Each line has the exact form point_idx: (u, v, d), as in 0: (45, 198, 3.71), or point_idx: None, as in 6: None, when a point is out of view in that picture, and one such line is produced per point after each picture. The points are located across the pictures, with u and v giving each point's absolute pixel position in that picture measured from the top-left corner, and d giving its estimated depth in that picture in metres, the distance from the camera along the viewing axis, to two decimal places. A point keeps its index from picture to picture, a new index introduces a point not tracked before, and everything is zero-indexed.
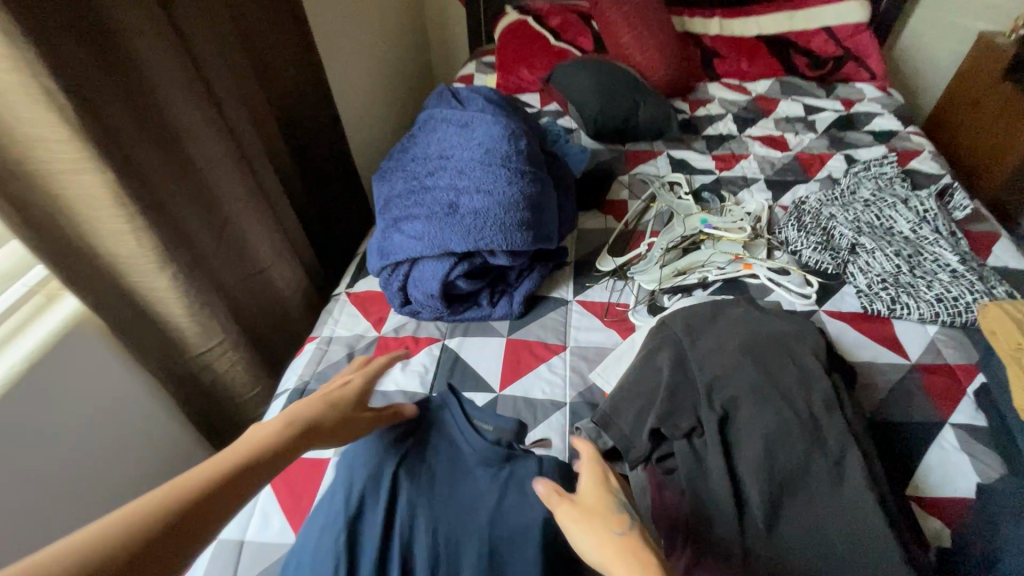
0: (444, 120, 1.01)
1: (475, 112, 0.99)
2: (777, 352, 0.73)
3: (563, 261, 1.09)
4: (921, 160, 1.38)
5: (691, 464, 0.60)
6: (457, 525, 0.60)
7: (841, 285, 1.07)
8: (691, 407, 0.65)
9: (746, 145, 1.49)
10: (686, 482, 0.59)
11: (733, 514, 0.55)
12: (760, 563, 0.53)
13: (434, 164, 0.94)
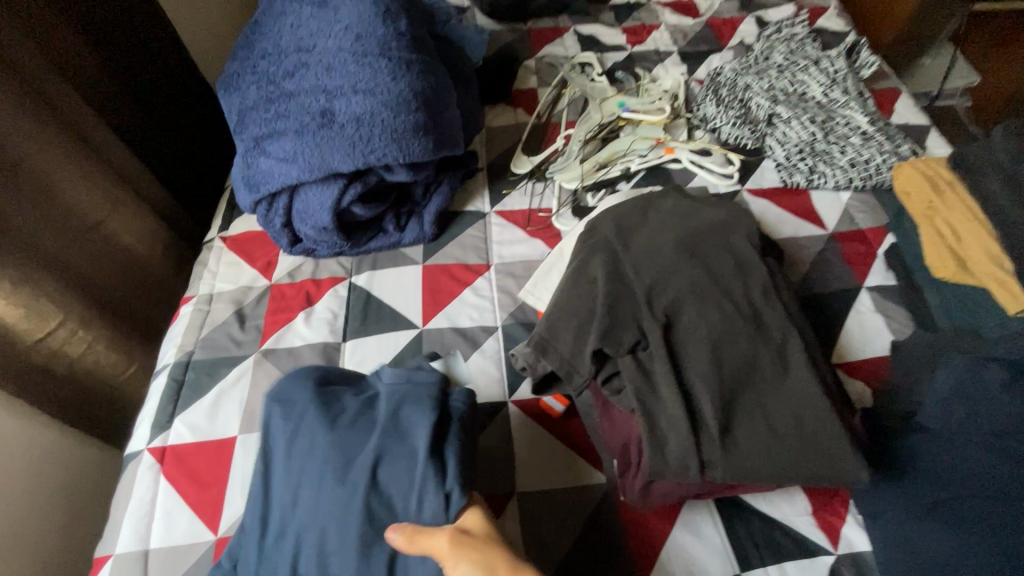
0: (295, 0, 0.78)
1: None
2: (715, 244, 0.67)
3: (474, 167, 0.96)
4: (828, 16, 1.32)
5: (641, 381, 0.56)
6: (346, 457, 0.51)
7: (760, 161, 1.04)
8: (634, 319, 0.60)
9: (657, 13, 1.36)
10: (639, 400, 0.55)
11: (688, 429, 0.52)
12: (718, 472, 0.52)
13: (292, 61, 0.74)
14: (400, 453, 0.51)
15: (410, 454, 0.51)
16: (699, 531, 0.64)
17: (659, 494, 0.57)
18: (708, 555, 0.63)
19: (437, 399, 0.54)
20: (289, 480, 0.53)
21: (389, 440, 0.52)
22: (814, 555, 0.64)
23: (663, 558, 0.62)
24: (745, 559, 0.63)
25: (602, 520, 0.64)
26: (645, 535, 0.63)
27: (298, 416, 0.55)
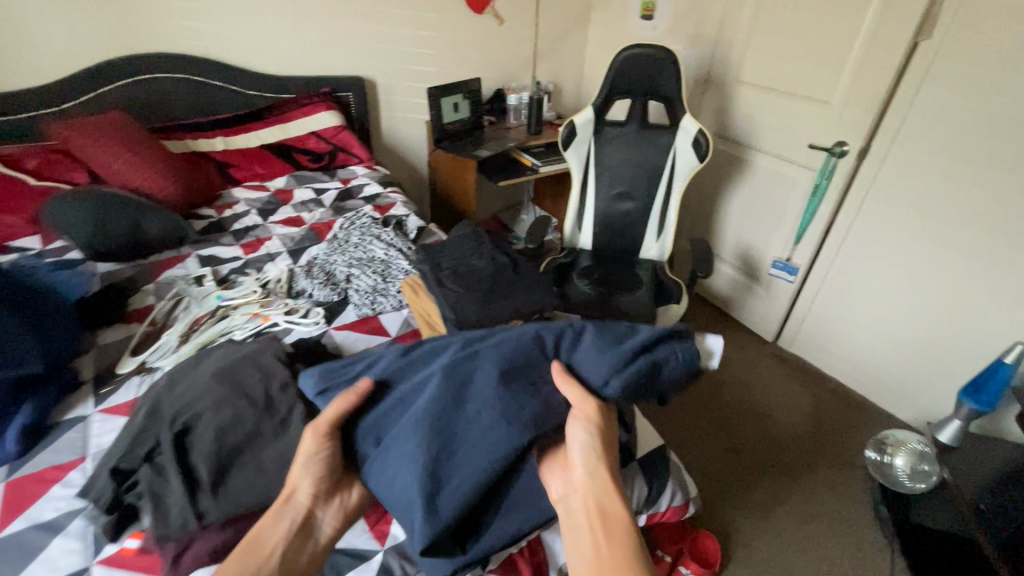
0: None
1: None
2: (245, 368, 0.94)
3: (71, 380, 1.09)
4: (395, 209, 1.95)
5: (153, 476, 0.73)
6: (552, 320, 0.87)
7: (346, 305, 1.42)
8: (157, 436, 0.79)
9: (270, 230, 1.79)
10: (148, 490, 0.71)
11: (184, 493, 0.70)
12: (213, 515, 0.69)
13: None
14: (615, 343, 0.80)
15: (603, 342, 0.81)
16: None
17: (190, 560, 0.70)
18: None
19: (674, 337, 0.81)
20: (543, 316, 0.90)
21: (615, 335, 0.81)
22: (368, 558, 0.83)
23: None
24: None
25: None
26: None
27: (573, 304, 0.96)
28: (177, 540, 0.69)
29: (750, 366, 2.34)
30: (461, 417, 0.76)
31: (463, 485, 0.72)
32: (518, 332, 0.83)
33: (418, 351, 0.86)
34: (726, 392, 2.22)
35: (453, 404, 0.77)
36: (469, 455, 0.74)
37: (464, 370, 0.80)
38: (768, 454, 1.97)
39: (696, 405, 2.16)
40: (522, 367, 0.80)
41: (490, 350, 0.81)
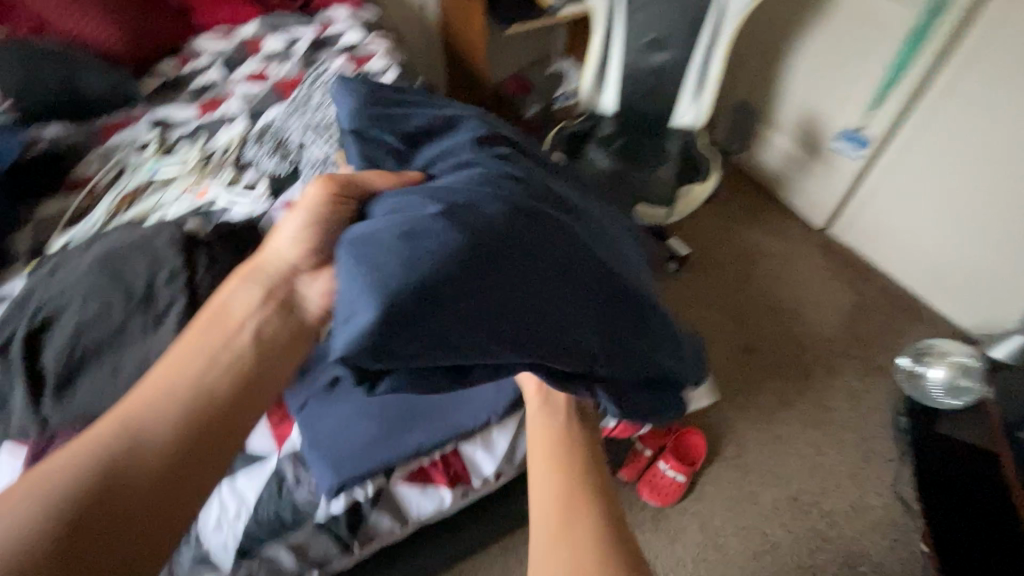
0: None
1: None
2: (131, 254, 0.82)
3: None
4: (374, 61, 1.65)
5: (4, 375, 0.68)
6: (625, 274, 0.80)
7: (296, 180, 1.25)
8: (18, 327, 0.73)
9: (230, 87, 1.58)
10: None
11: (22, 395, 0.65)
12: (56, 420, 0.65)
13: None
14: (657, 352, 0.81)
15: (648, 340, 0.79)
16: None
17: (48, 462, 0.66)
18: None
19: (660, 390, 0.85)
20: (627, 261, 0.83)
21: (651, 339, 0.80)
22: (262, 463, 0.78)
23: None
24: None
25: None
26: None
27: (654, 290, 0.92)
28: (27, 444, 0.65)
29: (787, 256, 2.03)
30: (514, 262, 0.63)
31: (479, 332, 0.59)
32: (607, 262, 0.77)
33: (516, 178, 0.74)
34: (752, 285, 1.96)
35: (517, 234, 0.64)
36: (500, 296, 0.61)
37: (547, 228, 0.69)
38: (785, 357, 1.78)
39: (717, 295, 1.94)
40: (581, 274, 0.70)
41: (579, 244, 0.72)
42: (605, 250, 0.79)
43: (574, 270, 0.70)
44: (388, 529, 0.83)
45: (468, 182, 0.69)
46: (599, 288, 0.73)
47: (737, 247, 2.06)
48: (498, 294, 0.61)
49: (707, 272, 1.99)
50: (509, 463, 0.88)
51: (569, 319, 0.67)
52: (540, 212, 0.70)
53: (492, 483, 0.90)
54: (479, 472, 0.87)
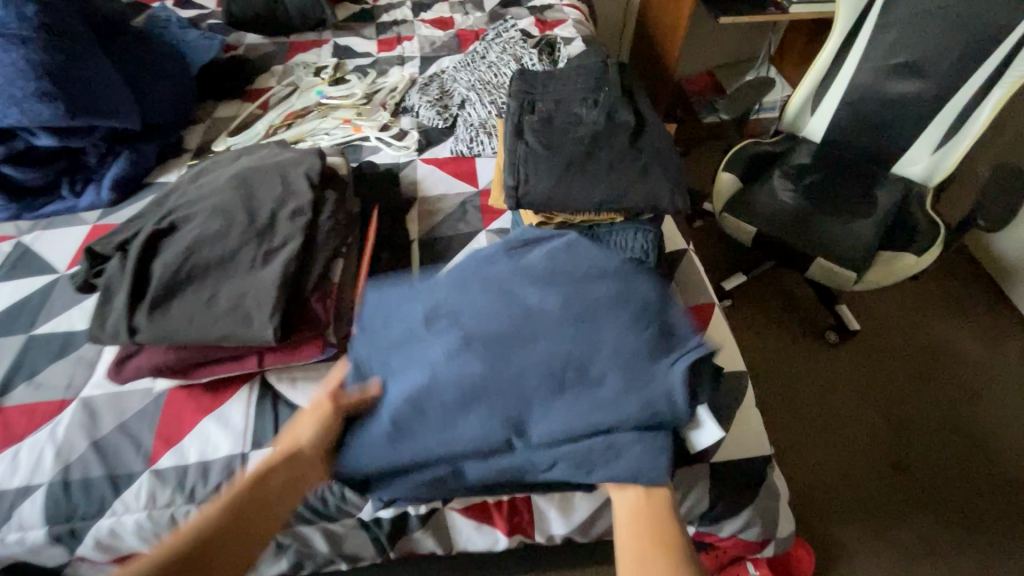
0: None
1: None
2: (267, 177, 0.79)
3: (172, 145, 1.10)
4: (562, 27, 1.50)
5: (115, 269, 0.66)
6: (559, 339, 0.62)
7: (446, 137, 1.17)
8: (145, 224, 0.71)
9: (414, 28, 1.53)
10: (103, 283, 0.65)
11: (124, 297, 0.62)
12: (144, 335, 0.61)
13: None
14: (600, 401, 0.58)
15: (589, 403, 0.58)
16: (227, 418, 0.72)
17: (134, 369, 0.65)
18: (222, 440, 0.70)
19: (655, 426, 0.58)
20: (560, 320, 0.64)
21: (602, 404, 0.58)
22: None
23: (180, 443, 0.70)
24: (259, 441, 0.70)
25: (141, 415, 0.72)
26: (172, 425, 0.71)
27: (654, 319, 0.64)
28: (119, 345, 0.64)
29: (994, 370, 1.56)
30: (420, 411, 0.60)
31: (408, 453, 0.60)
32: (547, 336, 0.62)
33: (434, 293, 0.68)
34: (933, 391, 1.53)
35: (427, 387, 0.60)
36: (405, 446, 0.59)
37: (461, 358, 0.61)
38: (956, 492, 1.36)
39: (860, 376, 1.56)
40: (500, 385, 0.60)
41: (492, 352, 0.61)
42: (557, 323, 0.63)
43: (489, 383, 0.59)
44: (429, 550, 0.75)
45: (388, 324, 0.67)
46: (517, 378, 0.60)
47: (925, 339, 1.63)
48: (407, 436, 0.59)
49: (877, 358, 1.59)
50: (582, 532, 0.74)
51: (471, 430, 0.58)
52: (459, 340, 0.62)
53: (555, 542, 0.77)
54: (546, 530, 0.73)
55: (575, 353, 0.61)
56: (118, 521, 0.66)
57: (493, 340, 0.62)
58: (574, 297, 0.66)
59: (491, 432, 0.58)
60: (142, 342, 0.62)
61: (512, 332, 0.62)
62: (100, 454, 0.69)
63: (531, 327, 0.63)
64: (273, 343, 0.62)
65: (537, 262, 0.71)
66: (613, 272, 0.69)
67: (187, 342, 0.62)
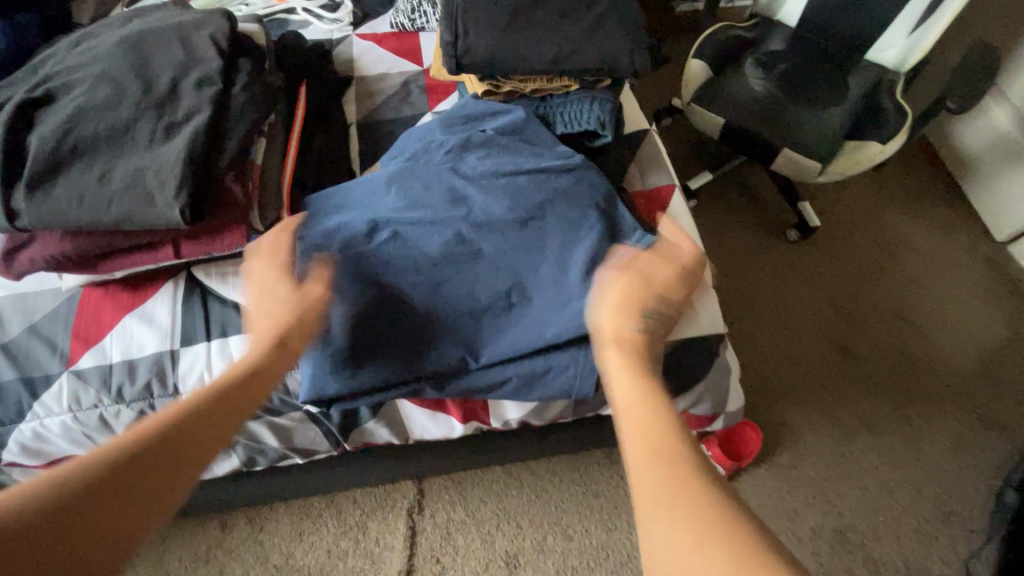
0: None
1: None
2: (164, 41, 0.67)
3: (57, 18, 0.94)
4: None
5: None
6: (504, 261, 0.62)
7: (386, 8, 1.03)
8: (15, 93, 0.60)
9: None
10: None
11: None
12: (26, 218, 0.53)
13: None
14: (543, 321, 0.60)
15: (533, 327, 0.60)
16: (150, 316, 0.66)
17: (27, 260, 0.57)
18: (148, 338, 0.65)
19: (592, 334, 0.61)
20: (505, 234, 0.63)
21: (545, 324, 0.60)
22: None
23: (100, 342, 0.64)
24: (189, 338, 0.66)
25: (52, 315, 0.66)
26: (89, 324, 0.65)
27: (597, 227, 0.63)
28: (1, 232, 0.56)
29: (944, 262, 1.60)
30: (376, 339, 0.60)
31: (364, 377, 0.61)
32: (493, 259, 0.62)
33: (377, 211, 0.64)
34: (883, 284, 1.57)
35: (376, 314, 0.61)
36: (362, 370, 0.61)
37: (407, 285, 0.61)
38: (895, 377, 1.44)
39: (818, 275, 1.58)
40: (449, 310, 0.61)
41: (440, 279, 0.61)
42: (502, 240, 0.62)
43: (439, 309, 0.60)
44: (385, 440, 0.75)
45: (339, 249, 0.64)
46: (468, 302, 0.61)
47: (881, 233, 1.64)
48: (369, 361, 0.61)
49: (834, 254, 1.61)
50: (536, 417, 0.74)
51: (425, 357, 0.60)
52: (405, 261, 0.62)
53: (512, 426, 0.77)
54: (501, 415, 0.73)
55: (516, 272, 0.62)
56: (42, 424, 0.62)
57: (439, 260, 0.62)
58: (520, 207, 0.63)
59: (447, 355, 0.60)
60: (25, 226, 0.54)
61: (457, 251, 0.62)
62: (10, 358, 0.63)
63: (476, 239, 0.62)
64: (180, 225, 0.55)
65: (480, 155, 0.66)
66: (557, 168, 0.65)
67: (81, 226, 0.55)
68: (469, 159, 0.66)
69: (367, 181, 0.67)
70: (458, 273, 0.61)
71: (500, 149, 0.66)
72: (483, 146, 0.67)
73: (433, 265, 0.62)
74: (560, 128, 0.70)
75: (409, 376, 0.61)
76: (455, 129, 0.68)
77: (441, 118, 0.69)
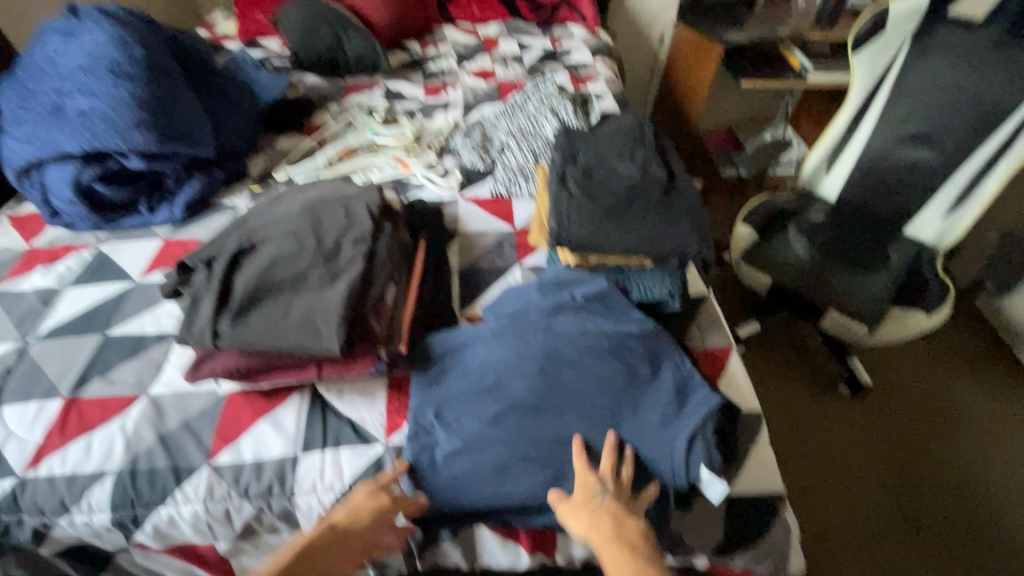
0: (57, 35, 1.08)
1: (88, 26, 1.07)
2: (334, 207, 0.88)
3: (237, 171, 1.21)
4: (593, 84, 1.64)
5: (201, 281, 0.74)
6: (585, 411, 0.72)
7: (486, 178, 1.28)
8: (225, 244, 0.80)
9: (457, 78, 1.67)
10: (189, 292, 0.73)
11: (211, 306, 0.70)
12: (225, 340, 0.69)
13: (43, 74, 1.05)
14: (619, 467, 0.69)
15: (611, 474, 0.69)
16: (279, 423, 0.78)
17: (208, 370, 0.72)
18: (276, 442, 0.77)
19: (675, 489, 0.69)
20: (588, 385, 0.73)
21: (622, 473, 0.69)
22: (369, 445, 0.76)
23: (236, 441, 0.76)
24: (309, 444, 0.76)
25: (203, 413, 0.79)
26: (230, 425, 0.78)
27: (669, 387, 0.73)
28: (196, 349, 0.71)
29: (1010, 433, 1.54)
30: (472, 467, 0.70)
31: (459, 499, 0.70)
32: (580, 409, 0.72)
33: (484, 357, 0.77)
34: (949, 451, 1.50)
35: (471, 445, 0.71)
36: (459, 495, 0.70)
37: (504, 424, 0.71)
38: (965, 556, 1.34)
39: (876, 431, 1.55)
40: (537, 450, 0.70)
41: (532, 422, 0.71)
42: (588, 390, 0.73)
43: (529, 448, 0.70)
44: (453, 564, 0.80)
45: (454, 383, 0.76)
46: (558, 443, 0.70)
47: (940, 396, 1.61)
48: (464, 488, 0.69)
49: (892, 413, 1.59)
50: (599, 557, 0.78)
51: (513, 489, 0.69)
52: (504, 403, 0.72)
53: (573, 564, 0.81)
54: (565, 551, 0.77)
55: (597, 422, 0.71)
56: (177, 510, 0.72)
57: (533, 405, 0.72)
58: (602, 364, 0.75)
59: (532, 489, 0.69)
60: (223, 346, 0.69)
61: (547, 400, 0.72)
62: (164, 447, 0.76)
63: (564, 386, 0.73)
64: (335, 355, 0.69)
65: (569, 315, 0.79)
66: (634, 332, 0.78)
67: (261, 350, 0.70)
68: (563, 316, 0.79)
69: (480, 328, 0.81)
70: (547, 418, 0.72)
71: (588, 312, 0.80)
72: (573, 308, 0.80)
73: (528, 408, 0.72)
74: (635, 295, 0.85)
75: (496, 503, 0.69)
76: (549, 293, 0.83)
77: (538, 282, 0.85)
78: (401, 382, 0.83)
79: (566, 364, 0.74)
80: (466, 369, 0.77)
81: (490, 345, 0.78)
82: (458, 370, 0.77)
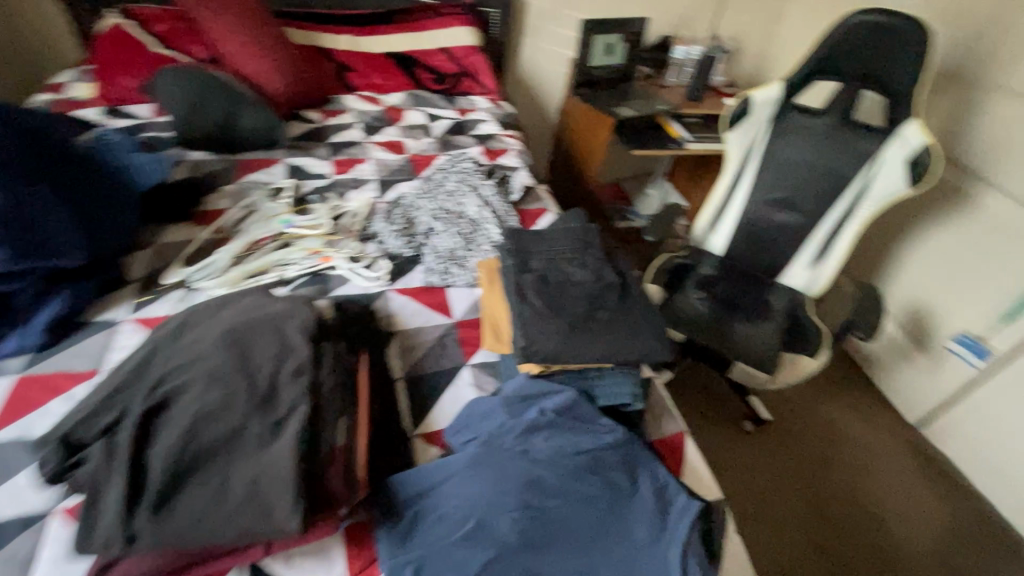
0: None
1: None
2: (261, 333, 0.76)
3: (116, 277, 1.03)
4: (505, 157, 1.67)
5: (100, 462, 0.60)
6: (574, 542, 0.67)
7: (415, 265, 1.21)
8: (129, 402, 0.66)
9: (367, 150, 1.59)
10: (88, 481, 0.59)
11: (119, 499, 0.56)
12: (144, 541, 0.55)
13: None
14: None
15: None
16: None
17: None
18: None
19: None
20: (575, 512, 0.69)
21: None
22: None
23: None
24: None
25: None
26: None
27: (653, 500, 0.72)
28: (101, 556, 0.56)
29: (887, 449, 1.73)
30: None
31: None
32: (569, 542, 0.67)
33: (459, 498, 0.70)
34: (835, 472, 1.66)
35: None
36: None
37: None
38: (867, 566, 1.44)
39: (782, 461, 1.67)
40: None
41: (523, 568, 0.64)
42: (576, 518, 0.69)
43: None
44: None
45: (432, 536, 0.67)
46: None
47: (826, 422, 1.79)
48: None
49: (789, 442, 1.73)
50: None
51: None
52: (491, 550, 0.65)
53: None
54: None
55: (591, 553, 0.66)
56: None
57: (521, 546, 0.65)
58: (585, 486, 0.71)
59: None
60: (140, 550, 0.55)
61: (536, 539, 0.66)
62: None
63: (550, 518, 0.68)
64: (291, 534, 0.58)
65: (543, 435, 0.77)
66: (610, 444, 0.76)
67: (194, 545, 0.57)
68: (537, 439, 0.76)
69: (450, 464, 0.74)
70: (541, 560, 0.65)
71: (562, 429, 0.78)
72: (546, 427, 0.78)
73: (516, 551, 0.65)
74: (601, 400, 0.84)
75: None
76: (517, 412, 0.80)
77: (502, 400, 0.81)
78: (360, 532, 0.72)
79: (550, 492, 0.70)
80: (444, 515, 0.69)
81: (465, 482, 0.71)
82: (433, 516, 0.70)
